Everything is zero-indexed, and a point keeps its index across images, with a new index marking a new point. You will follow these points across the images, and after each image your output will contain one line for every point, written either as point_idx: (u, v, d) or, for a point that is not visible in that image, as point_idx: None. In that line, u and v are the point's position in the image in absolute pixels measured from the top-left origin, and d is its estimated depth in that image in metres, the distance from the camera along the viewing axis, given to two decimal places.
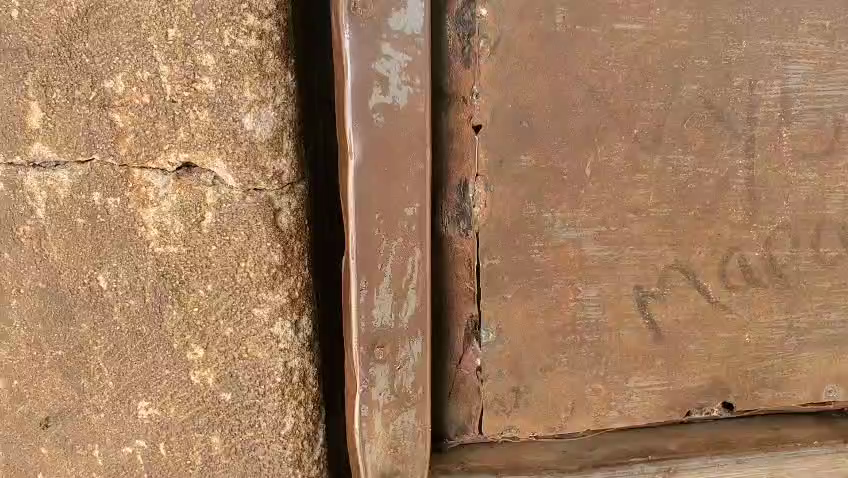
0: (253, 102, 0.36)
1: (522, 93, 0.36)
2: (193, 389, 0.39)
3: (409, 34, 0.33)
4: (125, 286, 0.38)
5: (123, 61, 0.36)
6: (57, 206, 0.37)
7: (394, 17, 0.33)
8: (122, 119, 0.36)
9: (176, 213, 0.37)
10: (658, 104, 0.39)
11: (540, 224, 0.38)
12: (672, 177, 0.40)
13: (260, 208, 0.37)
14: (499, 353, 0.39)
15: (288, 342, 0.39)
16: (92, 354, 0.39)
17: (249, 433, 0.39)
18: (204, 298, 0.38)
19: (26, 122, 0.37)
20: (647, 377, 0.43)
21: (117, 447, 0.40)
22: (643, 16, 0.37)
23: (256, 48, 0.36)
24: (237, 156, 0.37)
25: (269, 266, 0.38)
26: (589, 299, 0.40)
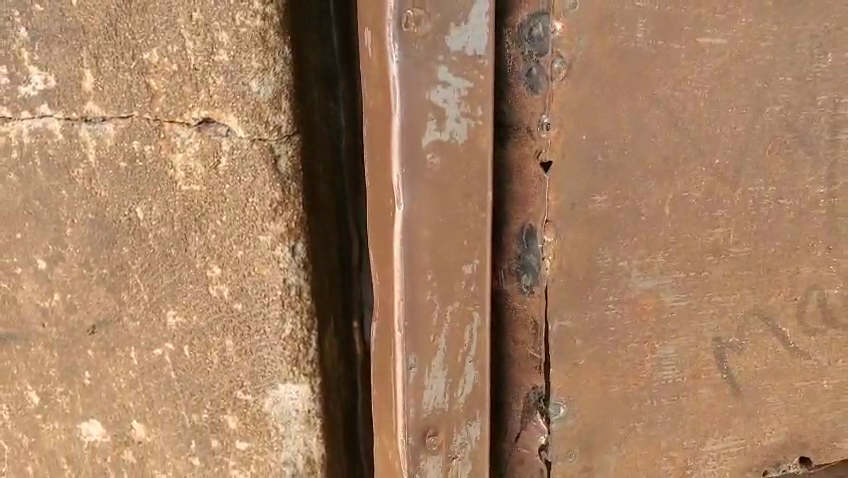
0: (259, 70, 0.33)
1: (598, 121, 0.30)
2: (210, 301, 0.35)
3: (470, 55, 0.27)
4: (158, 216, 0.35)
5: (157, 40, 0.33)
6: (106, 152, 0.34)
7: (455, 35, 0.26)
8: (157, 85, 0.33)
9: (198, 157, 0.34)
10: (740, 129, 0.32)
11: (616, 274, 0.32)
12: (751, 212, 0.33)
13: (262, 156, 0.34)
14: (568, 429, 0.33)
15: (286, 263, 0.35)
16: (131, 273, 0.35)
17: (258, 339, 0.36)
18: (214, 230, 0.35)
19: (81, 86, 0.33)
20: (724, 438, 0.36)
21: (148, 349, 0.36)
22: (731, 25, 0.31)
23: (259, 29, 0.32)
24: (248, 113, 0.33)
25: (271, 200, 0.34)
26: (667, 357, 0.34)
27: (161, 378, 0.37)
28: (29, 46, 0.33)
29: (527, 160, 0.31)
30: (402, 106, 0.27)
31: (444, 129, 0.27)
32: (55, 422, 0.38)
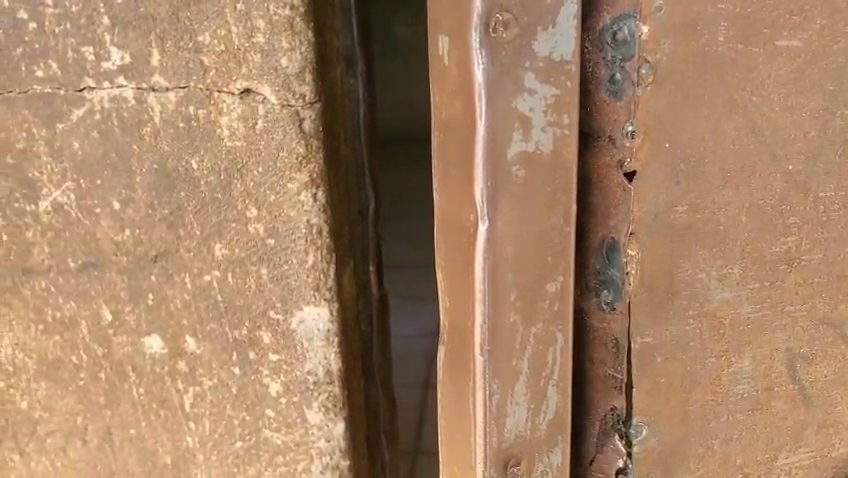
0: (291, 49, 0.31)
1: (674, 126, 0.29)
2: (249, 245, 0.33)
3: (557, 59, 0.26)
4: (201, 168, 0.32)
5: (202, 15, 0.31)
6: (173, 113, 0.32)
7: (542, 39, 0.25)
8: (207, 59, 0.31)
9: (240, 121, 0.32)
10: (813, 130, 0.31)
11: (695, 286, 0.31)
12: (824, 216, 0.32)
13: (293, 122, 0.32)
14: (646, 448, 0.32)
15: (311, 212, 0.33)
16: (184, 214, 0.33)
17: (287, 270, 0.34)
18: (251, 181, 0.33)
19: (149, 60, 0.31)
20: (798, 454, 0.35)
21: (197, 275, 0.34)
22: (805, 27, 0.29)
23: (289, 16, 0.31)
24: (282, 85, 0.31)
25: (298, 158, 0.32)
26: (747, 373, 0.33)
27: (209, 300, 0.34)
28: (111, 29, 0.31)
29: (609, 170, 0.30)
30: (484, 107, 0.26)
31: (528, 138, 0.26)
32: (124, 335, 0.35)
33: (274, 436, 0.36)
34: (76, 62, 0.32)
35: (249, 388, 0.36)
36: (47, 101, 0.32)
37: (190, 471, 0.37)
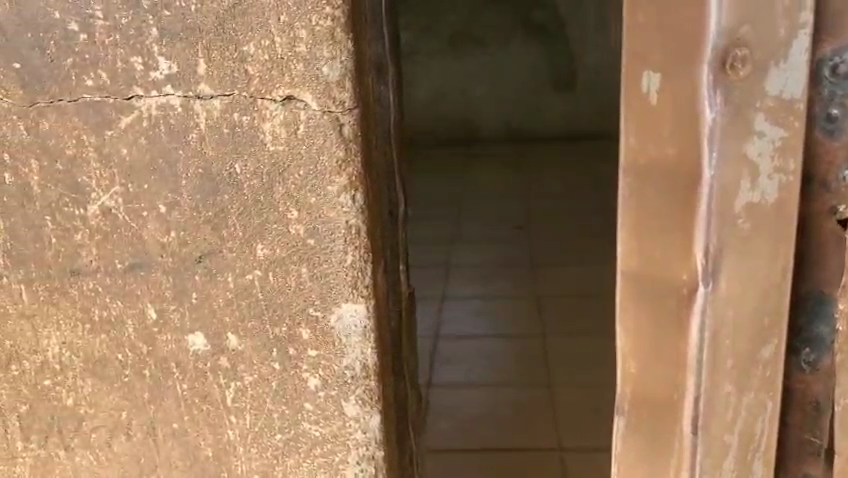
0: (328, 58, 0.77)
1: (750, 138, 0.72)
2: (308, 175, 0.80)
3: (777, 108, 0.71)
4: (251, 168, 0.80)
5: (254, 35, 0.77)
6: (283, 118, 0.79)
7: (774, 88, 0.71)
8: (263, 89, 0.78)
9: (284, 121, 0.79)
10: None
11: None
12: None
13: (328, 77, 0.77)
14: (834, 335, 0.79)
15: (337, 77, 0.77)
16: (247, 179, 0.81)
17: (323, 143, 0.79)
18: (292, 177, 0.80)
19: (244, 92, 0.78)
20: None
21: (255, 227, 0.82)
22: None
23: (328, 26, 0.76)
24: (319, 89, 0.78)
25: (328, 85, 0.78)
26: None
27: (259, 223, 0.82)
28: (157, 42, 0.78)
29: (828, 210, 0.77)
30: (714, 149, 0.71)
31: (753, 182, 0.73)
32: (169, 335, 0.87)
33: (316, 431, 0.89)
34: (122, 72, 0.79)
35: (289, 383, 0.87)
36: (96, 111, 0.80)
37: (233, 459, 0.91)
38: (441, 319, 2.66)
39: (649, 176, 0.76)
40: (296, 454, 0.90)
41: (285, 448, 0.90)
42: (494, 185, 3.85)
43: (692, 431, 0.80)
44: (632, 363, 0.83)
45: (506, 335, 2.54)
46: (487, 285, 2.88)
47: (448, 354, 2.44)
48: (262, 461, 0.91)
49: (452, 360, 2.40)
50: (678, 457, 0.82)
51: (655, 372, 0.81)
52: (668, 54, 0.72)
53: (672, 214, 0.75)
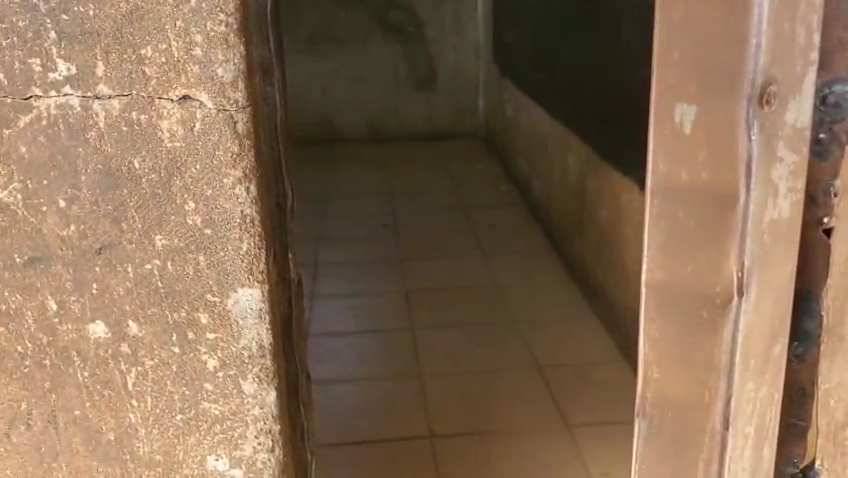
0: (223, 61, 0.85)
1: (768, 169, 0.68)
2: (205, 172, 0.88)
3: (795, 130, 0.70)
4: (148, 165, 0.87)
5: (151, 38, 0.83)
6: (179, 117, 0.86)
7: (791, 114, 0.69)
8: (160, 89, 0.85)
9: (181, 120, 0.86)
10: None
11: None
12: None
13: (223, 79, 0.85)
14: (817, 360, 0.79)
15: (233, 81, 0.86)
16: (145, 176, 0.88)
17: (218, 141, 0.87)
18: (189, 171, 0.88)
19: (139, 91, 0.85)
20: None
21: (153, 221, 0.89)
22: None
23: (222, 31, 0.84)
24: (215, 90, 0.85)
25: (224, 86, 0.86)
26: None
27: (158, 217, 0.89)
28: (56, 44, 0.84)
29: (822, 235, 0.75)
30: (752, 179, 0.67)
31: (775, 204, 0.70)
32: (71, 325, 0.93)
33: (216, 409, 0.97)
34: (21, 71, 0.85)
35: (189, 364, 0.95)
36: None
37: (134, 441, 0.98)
38: (312, 316, 3.14)
39: (668, 194, 0.72)
40: (196, 432, 0.98)
41: (186, 428, 0.98)
42: (361, 210, 4.48)
43: (723, 429, 0.75)
44: (652, 370, 0.78)
45: (367, 329, 3.01)
46: (354, 285, 3.44)
47: (319, 349, 2.86)
48: (164, 442, 0.99)
49: (323, 356, 2.80)
50: (704, 467, 0.78)
51: (679, 384, 0.76)
52: (699, 78, 0.67)
53: (692, 234, 0.71)
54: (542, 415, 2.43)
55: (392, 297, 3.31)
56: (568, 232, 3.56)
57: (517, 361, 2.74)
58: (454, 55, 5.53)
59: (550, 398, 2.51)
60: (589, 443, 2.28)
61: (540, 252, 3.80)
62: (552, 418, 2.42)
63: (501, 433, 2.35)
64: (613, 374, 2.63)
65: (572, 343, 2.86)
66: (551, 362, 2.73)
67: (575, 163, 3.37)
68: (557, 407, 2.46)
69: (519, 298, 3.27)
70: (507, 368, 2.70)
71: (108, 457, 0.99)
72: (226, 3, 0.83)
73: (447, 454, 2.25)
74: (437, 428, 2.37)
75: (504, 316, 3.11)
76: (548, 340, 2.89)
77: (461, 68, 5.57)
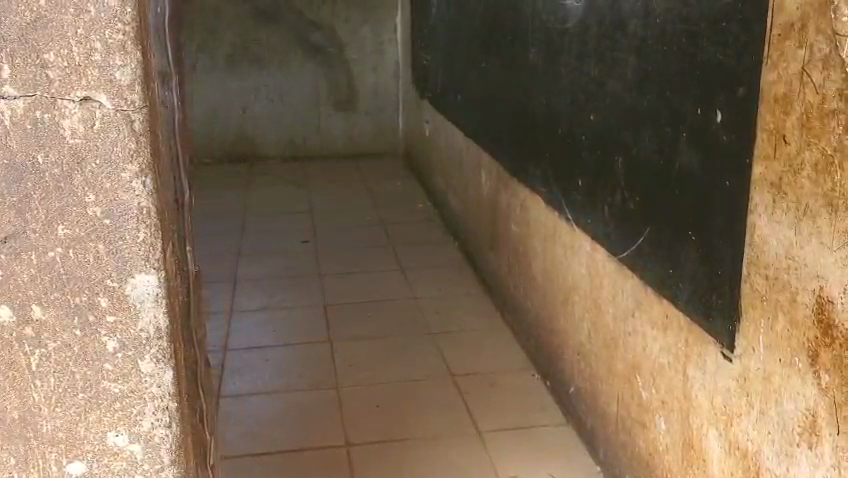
0: (121, 64, 1.00)
1: None
2: (103, 166, 1.03)
3: None
4: (51, 160, 1.02)
5: (52, 44, 0.98)
6: (78, 116, 1.01)
7: None
8: (60, 90, 1.00)
9: (80, 118, 1.01)
10: None
11: None
12: None
13: (120, 80, 1.00)
14: None
15: (129, 83, 1.01)
16: (47, 170, 1.03)
17: (115, 138, 1.02)
18: (89, 168, 1.03)
19: (39, 90, 1.00)
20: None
21: (54, 209, 1.04)
22: None
23: (120, 38, 0.99)
24: (112, 91, 1.01)
25: (121, 87, 1.01)
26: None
27: (60, 208, 1.04)
28: None
29: None
30: None
31: None
32: None
33: (116, 388, 1.12)
34: None
35: (89, 345, 1.10)
36: None
37: (38, 420, 1.12)
38: (230, 332, 3.30)
39: None
40: (97, 410, 1.12)
41: (87, 405, 1.12)
42: (282, 225, 4.69)
43: None
44: None
45: (284, 344, 3.20)
46: (270, 298, 3.64)
47: (237, 362, 3.03)
48: (67, 419, 1.12)
49: (242, 370, 2.97)
50: None
51: None
52: None
53: None
54: (459, 421, 2.64)
55: (306, 311, 3.52)
56: (482, 247, 3.81)
57: (433, 372, 2.97)
58: (374, 75, 5.82)
59: (464, 406, 2.73)
60: (496, 446, 2.50)
61: (457, 266, 4.05)
62: (466, 425, 2.62)
63: (415, 438, 2.54)
64: (521, 381, 2.90)
65: (486, 353, 3.12)
66: (463, 371, 2.97)
67: (488, 181, 3.63)
68: (469, 414, 2.68)
69: (433, 312, 3.50)
70: (424, 378, 2.93)
71: (12, 435, 1.13)
72: (123, 15, 0.99)
73: (364, 458, 2.43)
74: (353, 437, 2.55)
75: (418, 328, 3.34)
76: (459, 351, 3.13)
77: (381, 89, 5.87)
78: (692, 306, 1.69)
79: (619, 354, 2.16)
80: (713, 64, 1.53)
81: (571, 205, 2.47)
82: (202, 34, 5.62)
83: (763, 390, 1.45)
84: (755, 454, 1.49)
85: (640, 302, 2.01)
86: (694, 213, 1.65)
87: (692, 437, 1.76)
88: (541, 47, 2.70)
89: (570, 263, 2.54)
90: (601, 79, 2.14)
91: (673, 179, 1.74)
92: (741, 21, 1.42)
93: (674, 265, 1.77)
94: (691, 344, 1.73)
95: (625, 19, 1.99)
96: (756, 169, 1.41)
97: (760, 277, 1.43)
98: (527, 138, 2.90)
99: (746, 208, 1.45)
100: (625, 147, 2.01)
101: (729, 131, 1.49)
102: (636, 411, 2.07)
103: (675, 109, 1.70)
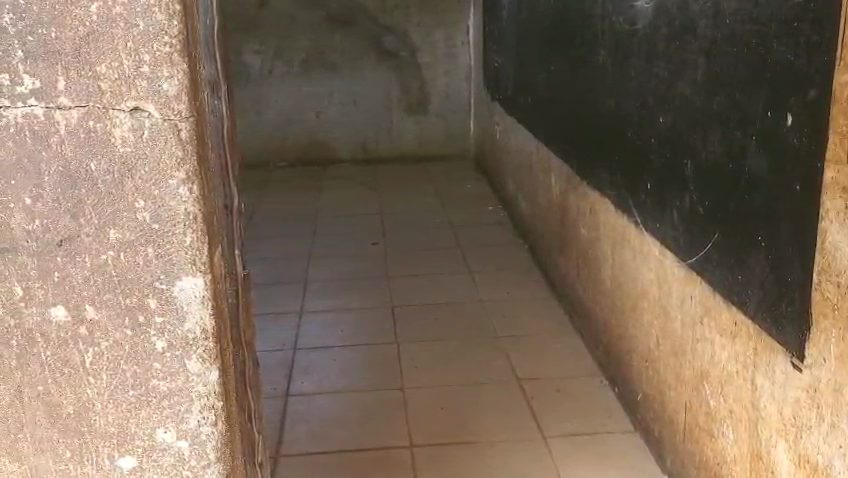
0: (167, 76, 1.09)
1: None
2: (151, 173, 1.12)
3: None
4: (104, 168, 1.12)
5: (105, 58, 1.08)
6: (128, 126, 1.10)
7: None
8: (111, 101, 1.09)
9: (129, 127, 1.10)
10: None
11: None
12: None
13: (167, 90, 1.09)
14: None
15: (175, 93, 1.09)
16: (100, 178, 1.12)
17: (163, 146, 1.11)
18: (138, 175, 1.12)
19: (92, 101, 1.09)
20: None
21: (106, 214, 1.14)
22: None
23: (166, 51, 1.08)
24: (158, 101, 1.09)
25: (168, 97, 1.09)
26: None
27: (112, 213, 1.14)
28: (23, 62, 1.09)
29: None
30: None
31: None
32: (35, 308, 1.18)
33: (163, 386, 1.21)
34: None
35: (138, 344, 1.19)
36: None
37: (92, 414, 1.23)
38: (299, 332, 3.38)
39: None
40: (146, 407, 1.22)
41: (137, 402, 1.22)
42: (353, 227, 4.76)
43: None
44: None
45: (352, 345, 3.26)
46: (340, 299, 3.72)
47: (305, 362, 3.11)
48: (118, 415, 1.23)
49: (308, 370, 3.04)
50: None
51: None
52: None
53: None
54: (522, 425, 2.65)
55: (374, 312, 3.58)
56: (551, 250, 3.81)
57: (498, 376, 2.98)
58: (446, 78, 5.86)
59: (528, 411, 2.74)
60: (560, 451, 2.49)
61: (527, 269, 4.05)
62: (529, 429, 2.62)
63: (478, 440, 2.56)
64: (589, 387, 2.88)
65: (552, 358, 3.11)
66: (528, 375, 2.98)
67: (557, 184, 3.62)
68: (534, 418, 2.69)
69: (500, 315, 3.51)
70: (489, 381, 2.95)
71: (68, 428, 1.23)
72: (169, 28, 1.07)
73: (426, 459, 2.46)
74: (417, 438, 2.58)
75: (484, 331, 3.36)
76: (525, 355, 3.14)
77: (453, 92, 5.91)
78: (762, 313, 1.67)
79: (686, 361, 2.14)
80: (783, 65, 1.51)
81: (639, 209, 2.45)
82: (277, 39, 5.74)
83: (833, 400, 1.42)
84: (826, 467, 1.46)
85: (708, 309, 1.98)
86: (764, 218, 1.62)
87: (761, 448, 1.74)
88: (610, 49, 2.68)
89: (638, 267, 2.52)
90: (670, 81, 2.12)
91: (743, 183, 1.71)
92: (814, 21, 1.40)
93: (742, 271, 1.74)
94: (760, 352, 1.71)
95: (694, 20, 1.97)
96: (827, 174, 1.38)
97: (830, 285, 1.39)
98: (596, 141, 2.89)
99: (818, 213, 1.41)
100: (691, 152, 1.99)
101: (800, 133, 1.46)
102: (704, 420, 2.05)
103: (745, 111, 1.68)
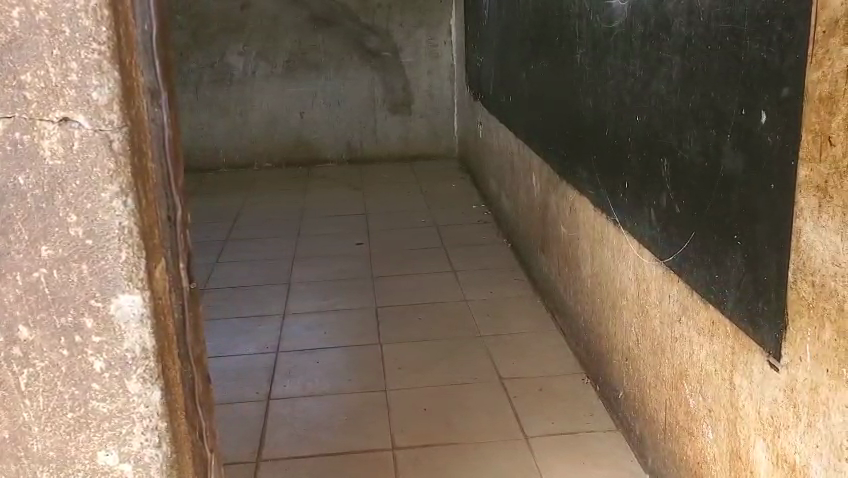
0: (97, 83, 0.91)
1: None
2: (83, 186, 0.94)
3: None
4: (33, 180, 0.94)
5: (28, 67, 0.90)
6: (57, 139, 0.93)
7: None
8: (37, 112, 0.92)
9: (58, 140, 0.93)
10: None
11: None
12: None
13: (98, 100, 0.91)
14: None
15: (106, 101, 0.92)
16: (28, 189, 0.94)
17: (94, 159, 0.94)
18: (70, 189, 0.94)
19: (16, 111, 0.92)
20: None
21: (37, 233, 0.96)
22: None
23: (97, 58, 0.90)
24: (88, 111, 0.92)
25: (98, 105, 0.92)
26: None
27: (43, 227, 0.96)
28: None
29: None
30: None
31: None
32: None
33: (104, 407, 1.02)
34: None
35: (77, 364, 1.00)
36: None
37: (28, 439, 1.03)
38: (284, 335, 3.28)
39: None
40: (87, 429, 1.03)
41: (77, 425, 1.02)
42: (334, 228, 4.67)
43: None
44: None
45: (342, 345, 3.17)
46: (326, 300, 3.62)
47: (290, 363, 3.02)
48: (57, 439, 1.03)
49: (293, 373, 2.94)
50: None
51: None
52: None
53: None
54: (504, 425, 2.57)
55: (360, 313, 3.49)
56: (532, 249, 3.73)
57: (480, 377, 2.89)
58: (429, 78, 5.78)
59: (511, 410, 2.65)
60: (544, 450, 2.41)
61: (510, 268, 3.97)
62: (512, 429, 2.54)
63: (465, 441, 2.47)
64: (570, 387, 2.80)
65: (535, 357, 3.03)
66: (512, 375, 2.90)
67: (538, 184, 3.54)
68: (516, 417, 2.61)
69: (480, 316, 3.43)
70: (475, 381, 2.86)
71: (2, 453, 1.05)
72: (97, 34, 0.90)
73: (408, 460, 2.38)
74: (399, 440, 2.49)
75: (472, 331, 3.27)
76: (507, 355, 3.06)
77: (436, 92, 5.83)
78: (740, 313, 1.58)
79: (665, 361, 2.05)
80: (758, 63, 1.43)
81: (617, 207, 2.37)
82: (262, 39, 5.62)
83: (810, 400, 1.34)
84: (804, 468, 1.38)
85: (686, 307, 1.90)
86: (738, 214, 1.55)
87: (740, 447, 1.66)
88: (588, 47, 2.61)
89: (616, 266, 2.44)
90: (646, 79, 2.05)
91: (718, 182, 1.63)
92: (786, 18, 1.32)
93: (719, 269, 1.66)
94: (738, 351, 1.62)
95: (669, 18, 1.89)
96: (802, 172, 1.29)
97: (807, 285, 1.31)
98: (575, 139, 2.81)
99: (792, 211, 1.33)
100: (669, 151, 1.90)
101: (773, 131, 1.38)
102: (683, 418, 1.97)
103: (719, 111, 1.61)
